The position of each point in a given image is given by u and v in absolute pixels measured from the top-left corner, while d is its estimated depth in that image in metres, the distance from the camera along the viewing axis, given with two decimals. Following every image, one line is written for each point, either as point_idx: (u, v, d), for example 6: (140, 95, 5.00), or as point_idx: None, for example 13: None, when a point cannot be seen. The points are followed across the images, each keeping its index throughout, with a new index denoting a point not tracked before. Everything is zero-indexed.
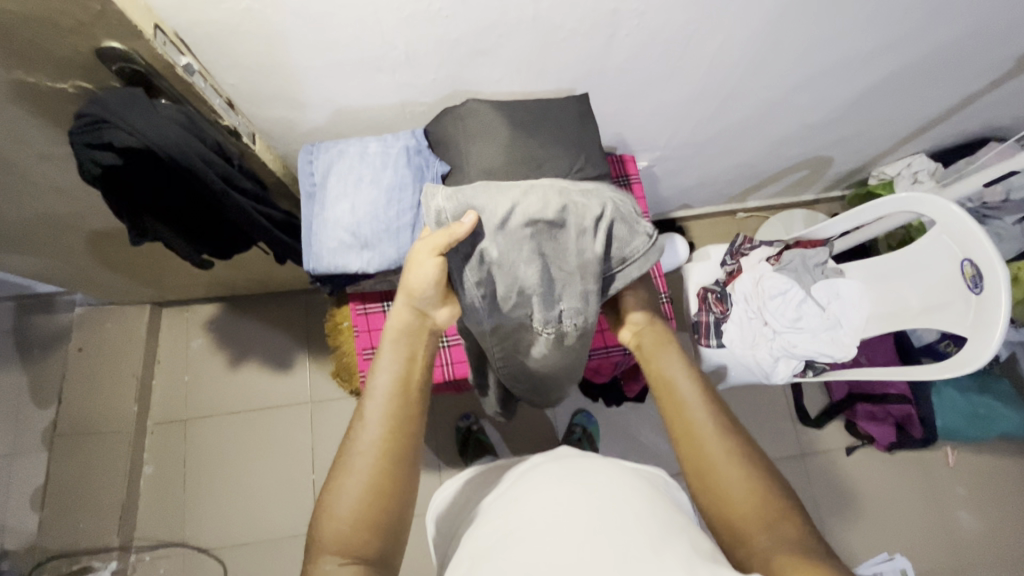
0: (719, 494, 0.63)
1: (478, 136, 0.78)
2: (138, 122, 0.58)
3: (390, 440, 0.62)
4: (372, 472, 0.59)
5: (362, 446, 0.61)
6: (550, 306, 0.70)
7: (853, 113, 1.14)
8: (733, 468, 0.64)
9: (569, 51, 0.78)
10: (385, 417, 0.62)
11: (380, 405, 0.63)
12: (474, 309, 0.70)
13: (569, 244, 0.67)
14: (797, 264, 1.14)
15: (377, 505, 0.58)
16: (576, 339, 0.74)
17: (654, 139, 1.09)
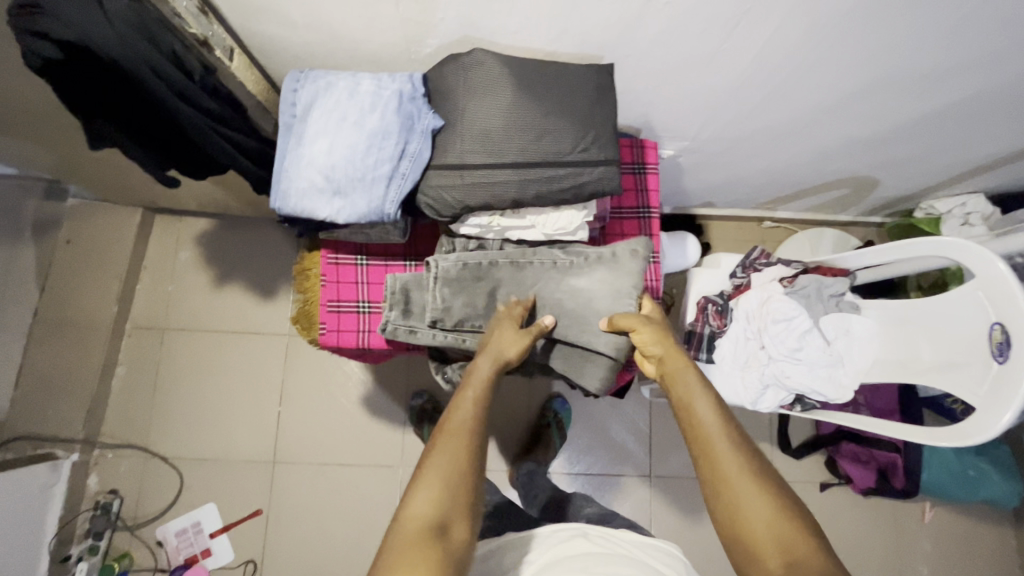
0: (738, 517, 0.61)
1: (478, 95, 0.70)
2: (68, 12, 0.50)
3: (469, 449, 0.64)
4: (461, 466, 0.62)
5: (451, 450, 0.63)
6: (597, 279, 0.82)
7: (910, 138, 1.03)
8: (754, 501, 0.61)
9: (597, 12, 0.69)
10: (472, 427, 0.66)
11: (467, 415, 0.67)
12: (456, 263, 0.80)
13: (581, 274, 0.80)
14: (811, 290, 1.05)
15: (460, 498, 0.61)
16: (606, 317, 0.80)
17: (683, 129, 0.99)
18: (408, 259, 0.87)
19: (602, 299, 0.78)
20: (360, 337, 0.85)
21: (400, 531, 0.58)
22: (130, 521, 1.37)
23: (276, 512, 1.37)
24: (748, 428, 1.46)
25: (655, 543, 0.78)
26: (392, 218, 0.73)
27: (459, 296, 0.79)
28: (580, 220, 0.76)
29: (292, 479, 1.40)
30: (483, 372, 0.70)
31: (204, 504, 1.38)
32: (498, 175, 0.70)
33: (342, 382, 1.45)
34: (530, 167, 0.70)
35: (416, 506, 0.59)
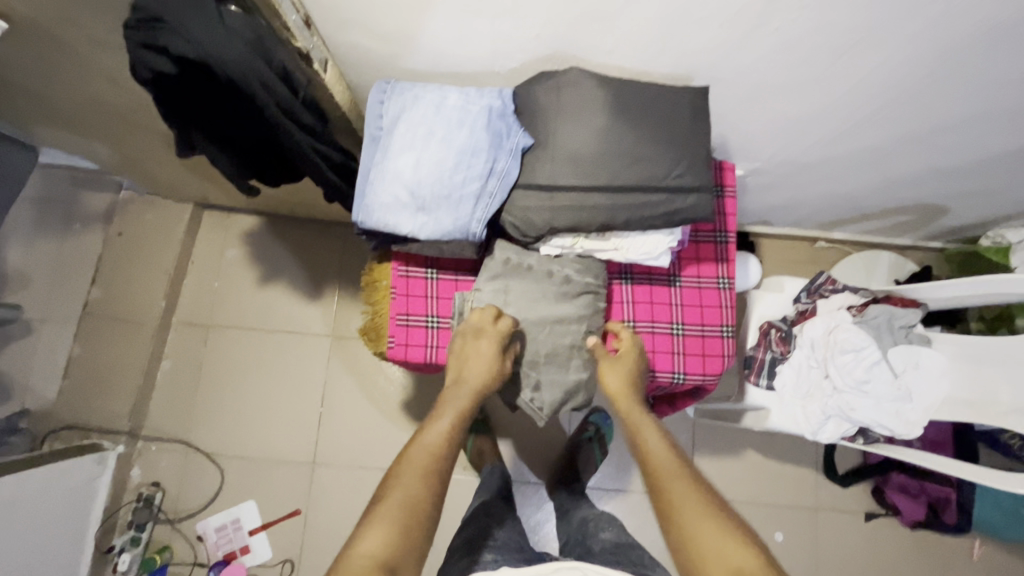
0: (701, 553, 0.60)
1: (571, 115, 0.68)
2: (195, 29, 0.48)
3: (425, 490, 0.65)
4: (417, 497, 0.64)
5: (406, 481, 0.65)
6: (559, 282, 0.78)
7: (995, 168, 0.99)
8: (701, 521, 0.62)
9: (702, 35, 0.66)
10: (430, 453, 0.69)
11: (427, 446, 0.70)
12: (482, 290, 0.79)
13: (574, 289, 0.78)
14: (882, 320, 1.01)
15: (414, 528, 0.61)
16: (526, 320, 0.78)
17: (759, 151, 0.96)
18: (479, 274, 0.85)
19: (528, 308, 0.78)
20: (428, 352, 0.83)
21: (348, 563, 0.57)
22: (170, 514, 1.38)
23: (314, 514, 1.37)
24: (793, 453, 1.42)
25: None
26: (477, 236, 0.72)
27: (534, 316, 0.78)
28: (665, 245, 0.74)
29: (331, 481, 1.40)
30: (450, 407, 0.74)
31: (244, 502, 1.38)
32: (588, 198, 0.69)
33: (383, 387, 1.44)
34: (621, 191, 0.68)
35: (367, 538, 0.59)
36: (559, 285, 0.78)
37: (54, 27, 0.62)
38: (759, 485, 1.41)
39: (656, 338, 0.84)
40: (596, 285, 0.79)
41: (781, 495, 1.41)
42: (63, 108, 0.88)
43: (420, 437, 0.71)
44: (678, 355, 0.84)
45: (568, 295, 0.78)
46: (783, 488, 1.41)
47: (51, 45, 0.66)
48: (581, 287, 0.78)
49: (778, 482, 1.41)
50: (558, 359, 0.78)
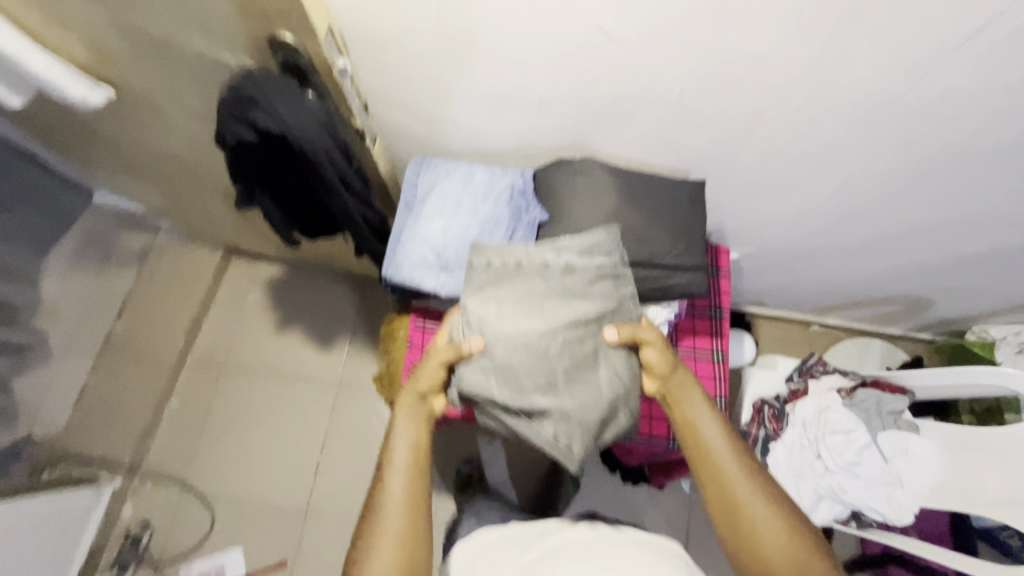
0: (755, 540, 0.67)
1: (583, 196, 0.78)
2: (286, 113, 0.59)
3: (413, 531, 0.66)
4: (404, 536, 0.65)
5: (391, 524, 0.66)
6: (557, 273, 0.71)
7: (969, 268, 1.07)
8: (760, 516, 0.68)
9: (700, 137, 0.77)
10: (404, 484, 0.68)
11: (399, 474, 0.68)
12: (517, 283, 0.72)
13: (581, 280, 0.71)
14: (871, 404, 1.05)
15: (410, 562, 0.65)
16: (533, 335, 0.68)
17: (751, 237, 1.05)
18: None
19: (530, 312, 0.70)
20: None
21: None
22: (155, 557, 1.36)
23: (301, 567, 1.35)
24: None
25: (664, 544, 0.78)
26: None
27: (541, 316, 0.69)
28: (663, 316, 0.81)
29: (321, 533, 1.38)
30: (410, 423, 0.72)
31: (230, 548, 1.36)
32: None
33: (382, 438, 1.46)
34: (625, 265, 0.77)
35: None
36: (562, 276, 0.72)
37: (151, 98, 0.73)
38: None
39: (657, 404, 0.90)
40: (609, 270, 0.72)
41: None
42: (133, 160, 0.99)
43: (385, 470, 0.69)
44: None
45: (576, 289, 0.71)
46: None
47: (143, 110, 0.77)
48: (591, 273, 0.71)
49: None
50: (591, 363, 0.69)
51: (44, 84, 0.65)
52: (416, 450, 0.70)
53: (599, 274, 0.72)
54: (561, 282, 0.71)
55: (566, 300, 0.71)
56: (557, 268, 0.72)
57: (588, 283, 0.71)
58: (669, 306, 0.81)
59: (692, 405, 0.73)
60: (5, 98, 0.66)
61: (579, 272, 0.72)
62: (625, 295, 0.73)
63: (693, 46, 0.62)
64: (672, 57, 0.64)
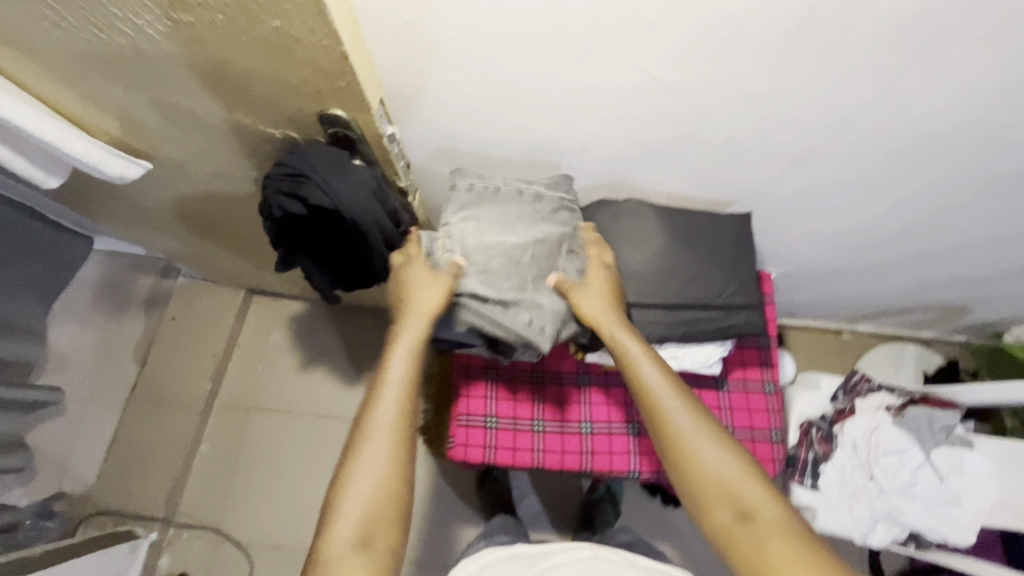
0: (697, 478, 0.61)
1: (630, 240, 0.76)
2: (337, 185, 0.57)
3: (399, 456, 0.60)
4: (392, 462, 0.59)
5: (375, 454, 0.59)
6: (530, 199, 0.74)
7: (1013, 277, 1.05)
8: (699, 451, 0.62)
9: (746, 171, 0.75)
10: (397, 405, 0.61)
11: (393, 393, 0.62)
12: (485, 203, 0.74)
13: (546, 207, 0.74)
14: (921, 422, 1.03)
15: (394, 491, 0.58)
16: (505, 243, 0.71)
17: (790, 258, 1.03)
18: (537, 375, 0.89)
19: (500, 227, 0.72)
20: (487, 453, 0.85)
21: (326, 552, 0.55)
22: None
23: None
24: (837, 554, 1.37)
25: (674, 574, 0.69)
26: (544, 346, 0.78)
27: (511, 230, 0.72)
28: (717, 354, 0.79)
29: None
30: (407, 341, 0.65)
31: None
32: (646, 314, 0.75)
33: None
34: (677, 307, 0.75)
35: (338, 532, 0.56)
36: (530, 203, 0.74)
37: (186, 165, 0.72)
38: None
39: None
40: (569, 200, 0.76)
41: None
42: (159, 218, 0.98)
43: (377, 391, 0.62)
44: None
45: (542, 212, 0.74)
46: None
47: (176, 176, 0.76)
48: (555, 202, 0.75)
49: None
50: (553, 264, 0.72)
51: (84, 166, 0.61)
52: (411, 366, 0.64)
53: (561, 202, 0.75)
54: (524, 205, 0.74)
55: (532, 220, 0.73)
56: (522, 198, 0.75)
57: (552, 208, 0.75)
58: (722, 345, 0.79)
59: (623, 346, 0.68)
60: (46, 180, 0.64)
61: (543, 200, 0.75)
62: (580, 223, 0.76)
63: (750, 89, 0.61)
64: (727, 98, 0.62)
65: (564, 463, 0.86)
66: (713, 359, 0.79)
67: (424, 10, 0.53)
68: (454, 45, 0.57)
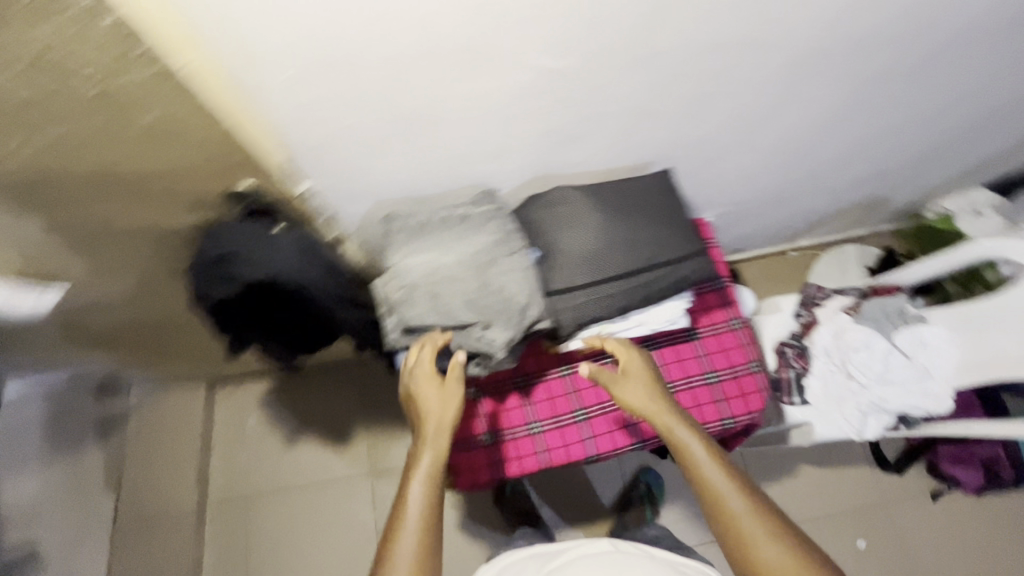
0: (751, 557, 0.58)
1: (569, 225, 0.78)
2: (267, 256, 0.61)
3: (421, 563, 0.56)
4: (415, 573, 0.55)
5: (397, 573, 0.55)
6: (458, 219, 0.76)
7: (915, 160, 1.13)
8: (753, 533, 0.59)
9: (656, 131, 0.78)
10: (423, 509, 0.60)
11: (418, 500, 0.61)
12: (418, 233, 0.76)
13: (477, 222, 0.76)
14: (879, 313, 1.11)
15: None
16: (445, 267, 0.73)
17: (720, 199, 1.08)
18: (520, 379, 0.89)
19: (436, 253, 0.74)
20: (494, 470, 0.85)
21: None
22: None
23: None
24: (842, 456, 1.43)
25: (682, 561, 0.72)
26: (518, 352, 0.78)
27: (449, 254, 0.73)
28: (680, 308, 0.81)
29: None
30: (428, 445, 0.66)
31: None
32: (604, 290, 0.76)
33: None
34: (631, 275, 0.76)
35: None
36: (460, 223, 0.76)
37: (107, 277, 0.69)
38: (825, 498, 1.41)
39: (703, 390, 0.89)
40: (496, 211, 0.77)
41: (845, 498, 1.41)
42: (93, 338, 0.92)
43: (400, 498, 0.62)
44: (721, 401, 0.89)
45: (474, 228, 0.76)
46: (849, 492, 1.42)
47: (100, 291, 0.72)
48: (481, 215, 0.77)
49: (839, 487, 1.42)
50: (492, 274, 0.73)
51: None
52: (434, 491, 0.62)
53: (490, 212, 0.77)
54: (453, 225, 0.76)
55: (464, 239, 0.75)
56: (453, 219, 0.76)
57: (481, 220, 0.76)
58: (682, 300, 0.81)
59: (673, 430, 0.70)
60: None
61: (472, 218, 0.76)
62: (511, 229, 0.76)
63: (634, 59, 0.63)
64: (617, 70, 0.64)
65: (570, 454, 0.87)
66: (675, 316, 0.81)
67: (302, 64, 0.52)
68: (340, 91, 0.57)
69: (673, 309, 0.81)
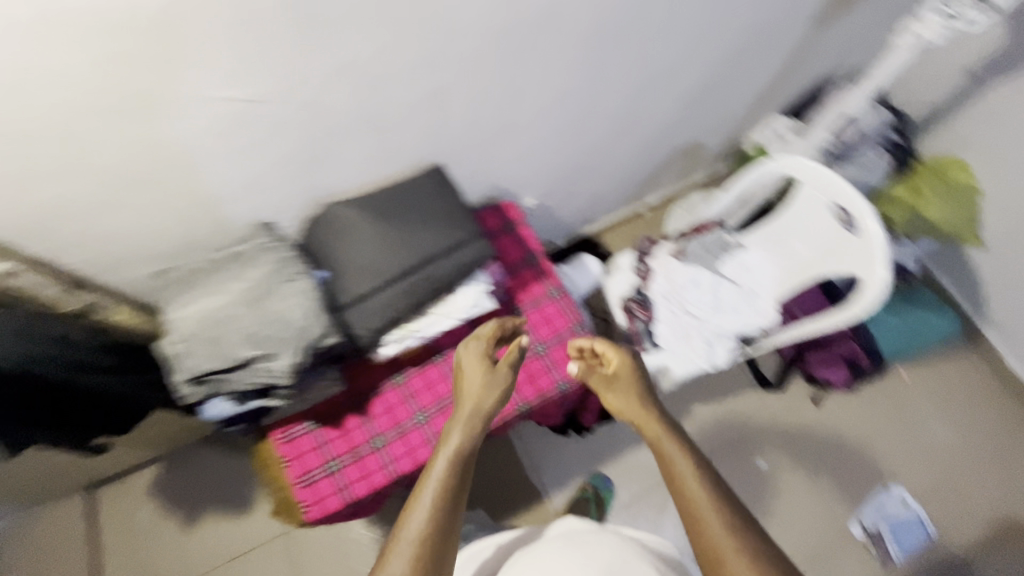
0: (717, 556, 0.60)
1: (345, 237, 0.79)
2: None
3: (423, 547, 0.58)
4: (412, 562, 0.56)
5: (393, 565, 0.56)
6: (229, 258, 0.76)
7: (697, 105, 1.22)
8: (717, 532, 0.61)
9: (407, 132, 0.81)
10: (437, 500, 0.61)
11: (431, 490, 0.63)
12: (191, 282, 0.75)
13: (250, 258, 0.76)
14: (699, 250, 1.19)
15: None
16: (219, 309, 0.72)
17: (528, 179, 1.13)
18: (354, 400, 0.89)
19: (209, 298, 0.73)
20: (343, 495, 0.84)
21: None
22: None
23: None
24: (729, 386, 1.52)
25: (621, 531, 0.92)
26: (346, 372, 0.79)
27: (222, 296, 0.73)
28: (481, 292, 0.85)
29: None
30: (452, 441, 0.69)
31: None
32: (393, 292, 0.78)
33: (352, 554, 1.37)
34: (415, 272, 0.79)
35: None
36: (233, 262, 0.76)
37: None
38: (720, 430, 1.48)
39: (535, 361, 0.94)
40: (269, 241, 0.78)
41: (738, 425, 1.49)
42: None
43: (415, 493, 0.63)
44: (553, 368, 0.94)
45: (248, 263, 0.76)
46: (741, 418, 1.50)
47: None
48: (253, 249, 0.77)
49: (731, 416, 1.50)
50: (269, 304, 0.73)
51: None
52: (450, 480, 0.64)
53: (261, 246, 0.77)
54: (225, 266, 0.75)
55: (238, 278, 0.74)
56: (224, 259, 0.76)
57: (254, 253, 0.77)
58: (479, 285, 0.84)
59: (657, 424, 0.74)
60: None
61: (244, 254, 0.76)
62: (286, 257, 0.77)
63: (329, 73, 0.65)
64: (318, 85, 0.66)
65: (418, 460, 0.87)
66: (475, 301, 0.84)
67: None
68: (15, 164, 0.58)
69: (474, 295, 0.84)
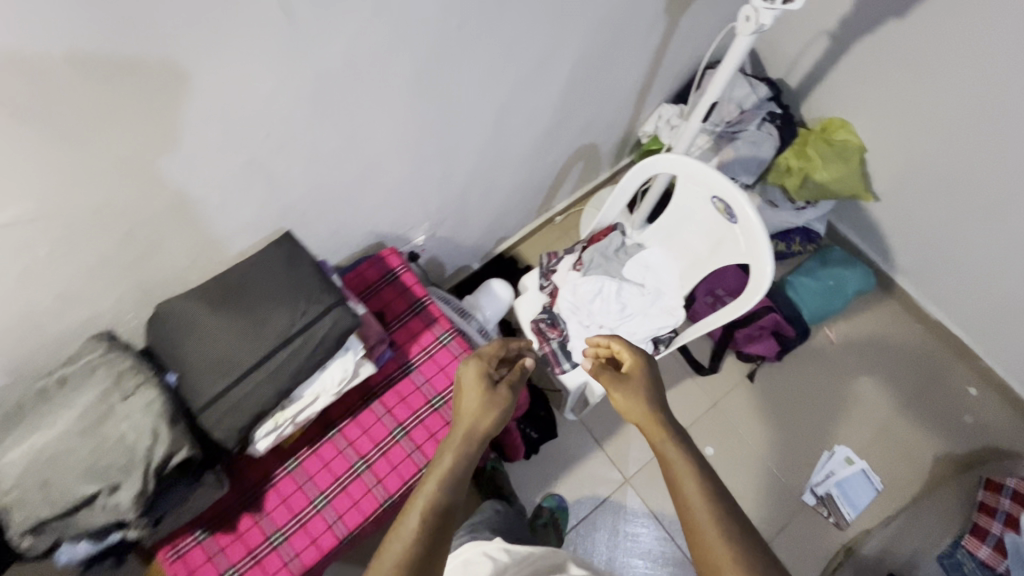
0: (708, 550, 0.57)
1: (186, 334, 0.72)
2: None
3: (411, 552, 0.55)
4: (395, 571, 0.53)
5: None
6: (55, 383, 0.67)
7: (574, 111, 1.20)
8: (714, 526, 0.59)
9: (241, 207, 0.75)
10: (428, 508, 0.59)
11: (427, 498, 0.61)
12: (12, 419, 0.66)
13: (78, 378, 0.68)
14: (598, 259, 1.16)
15: None
16: (48, 446, 0.65)
17: (410, 218, 1.08)
18: (246, 497, 0.82)
19: (36, 433, 0.65)
20: None
21: None
22: None
23: None
24: (665, 379, 1.51)
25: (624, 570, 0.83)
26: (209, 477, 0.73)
27: (51, 427, 0.65)
28: (352, 361, 0.79)
29: None
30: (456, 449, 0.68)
31: None
32: (250, 382, 0.72)
33: None
34: (270, 356, 0.73)
35: None
36: (59, 387, 0.67)
37: None
38: None
39: (434, 418, 0.89)
40: (102, 353, 0.69)
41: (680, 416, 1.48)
42: None
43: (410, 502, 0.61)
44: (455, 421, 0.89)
45: (76, 385, 0.67)
46: (682, 409, 1.49)
47: None
48: (84, 366, 0.68)
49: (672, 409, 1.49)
50: (105, 429, 0.66)
51: None
52: (447, 491, 0.62)
53: (91, 361, 0.69)
54: (51, 395, 0.67)
55: (66, 404, 0.66)
56: (51, 386, 0.68)
57: (83, 372, 0.68)
58: (349, 353, 0.79)
59: (656, 417, 0.73)
60: None
61: (71, 374, 0.68)
62: (123, 368, 0.69)
63: (108, 171, 0.59)
64: (103, 184, 0.59)
65: (323, 547, 0.82)
66: (345, 373, 0.79)
67: None
68: None
69: (344, 367, 0.79)
